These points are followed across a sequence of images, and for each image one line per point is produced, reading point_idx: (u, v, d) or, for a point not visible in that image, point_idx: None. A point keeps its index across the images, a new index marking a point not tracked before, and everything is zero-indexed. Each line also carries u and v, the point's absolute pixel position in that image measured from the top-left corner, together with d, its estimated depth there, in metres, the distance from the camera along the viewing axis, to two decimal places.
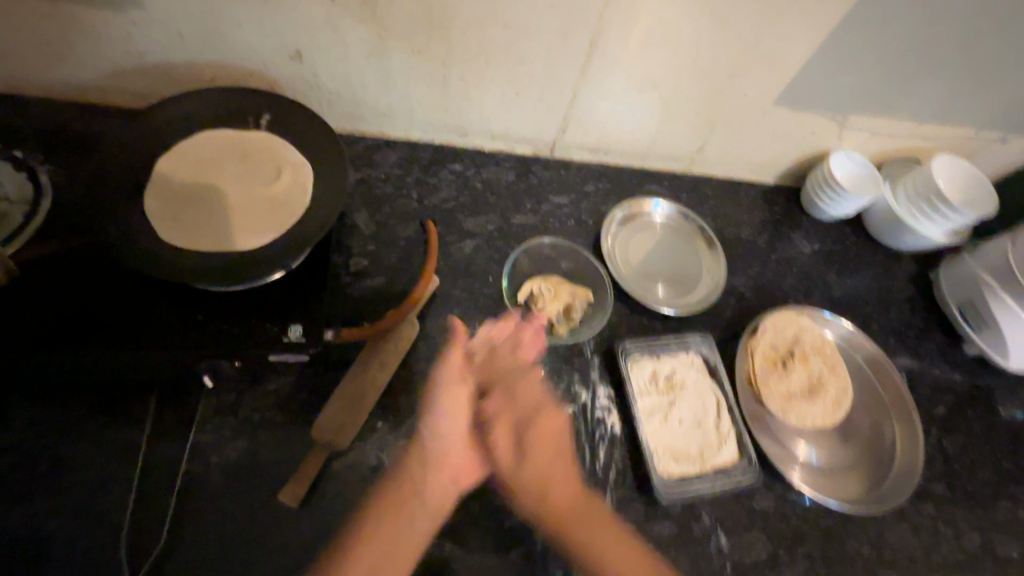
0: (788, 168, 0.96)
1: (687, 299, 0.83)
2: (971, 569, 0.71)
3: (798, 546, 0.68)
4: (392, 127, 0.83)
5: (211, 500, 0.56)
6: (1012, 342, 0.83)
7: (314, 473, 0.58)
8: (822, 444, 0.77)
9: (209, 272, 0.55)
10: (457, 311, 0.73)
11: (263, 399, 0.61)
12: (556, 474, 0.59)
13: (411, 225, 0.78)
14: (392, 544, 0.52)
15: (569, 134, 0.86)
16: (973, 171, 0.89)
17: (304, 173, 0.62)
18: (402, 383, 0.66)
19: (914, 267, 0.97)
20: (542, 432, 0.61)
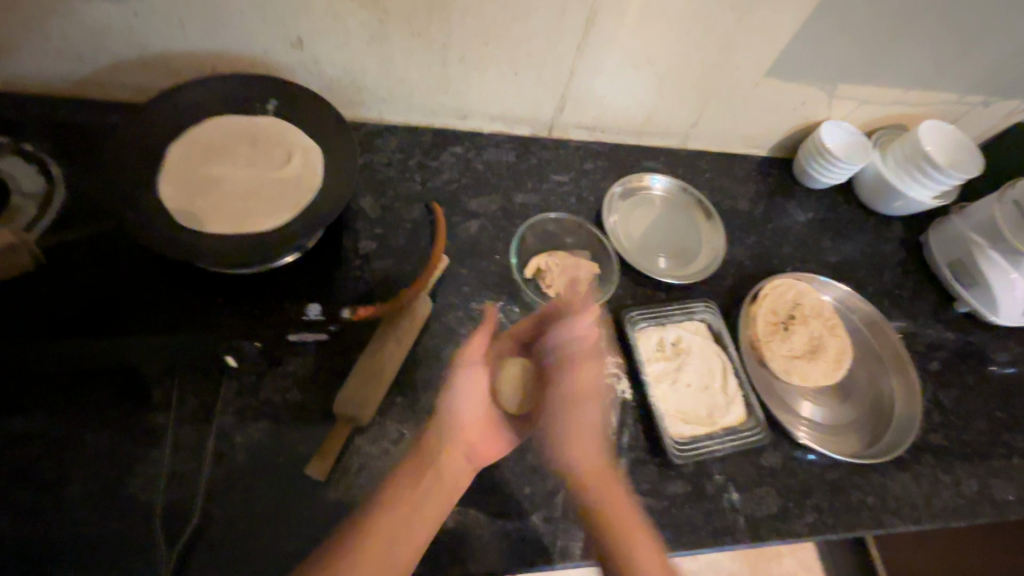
0: (780, 139, 0.98)
1: (688, 269, 0.85)
2: (970, 513, 0.75)
3: (807, 499, 0.70)
4: (392, 112, 0.84)
5: (239, 479, 0.57)
6: (1000, 298, 0.87)
7: (338, 448, 0.59)
8: (824, 402, 0.80)
9: (227, 253, 0.56)
10: (466, 289, 0.75)
11: (283, 380, 0.63)
12: (592, 456, 0.59)
13: (417, 207, 0.80)
14: (394, 536, 0.51)
15: (567, 113, 0.87)
16: (961, 137, 0.92)
17: (314, 157, 0.63)
18: (418, 360, 0.68)
19: (905, 231, 1.00)
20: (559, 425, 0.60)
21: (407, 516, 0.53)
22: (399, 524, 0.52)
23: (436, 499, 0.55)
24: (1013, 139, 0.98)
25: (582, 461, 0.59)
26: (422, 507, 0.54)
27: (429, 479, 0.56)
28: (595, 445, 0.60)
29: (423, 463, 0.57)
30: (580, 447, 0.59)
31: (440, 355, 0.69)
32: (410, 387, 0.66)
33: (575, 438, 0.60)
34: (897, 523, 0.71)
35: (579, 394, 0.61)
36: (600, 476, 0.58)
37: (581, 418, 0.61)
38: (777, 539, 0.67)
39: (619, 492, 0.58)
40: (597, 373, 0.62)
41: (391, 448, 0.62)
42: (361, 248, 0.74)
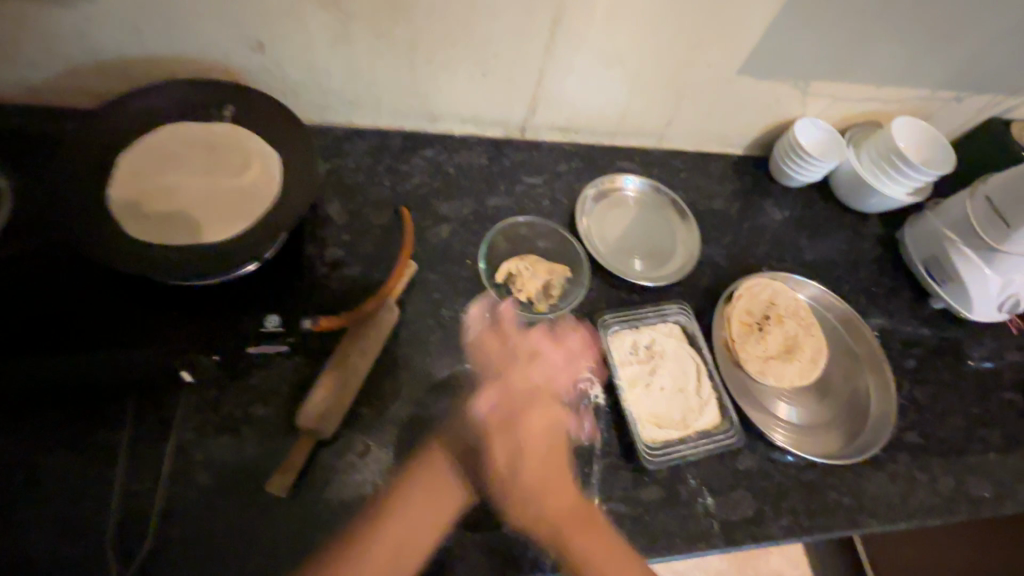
0: (756, 137, 0.97)
1: (664, 271, 0.84)
2: (946, 511, 0.74)
3: (782, 501, 0.70)
4: (361, 115, 0.82)
5: (198, 497, 0.55)
6: (973, 295, 0.87)
7: (301, 463, 0.58)
8: (800, 402, 0.79)
9: (180, 265, 0.55)
10: (436, 295, 0.74)
11: (245, 393, 0.61)
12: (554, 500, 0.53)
13: (385, 212, 0.78)
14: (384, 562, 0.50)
15: (539, 114, 0.86)
16: (932, 133, 0.92)
17: (274, 164, 0.61)
18: (386, 370, 0.66)
19: (882, 227, 1.00)
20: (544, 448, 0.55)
21: (399, 543, 0.51)
22: (396, 538, 0.51)
23: (413, 533, 0.52)
24: (986, 135, 0.98)
25: (550, 505, 0.53)
26: (407, 534, 0.51)
27: (404, 512, 0.52)
28: (561, 481, 0.54)
29: (409, 487, 0.53)
30: (541, 489, 0.53)
31: (409, 363, 0.68)
32: (378, 397, 0.65)
33: (546, 472, 0.54)
34: (873, 523, 0.71)
35: (530, 431, 0.55)
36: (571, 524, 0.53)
37: (539, 457, 0.54)
38: (753, 543, 0.66)
39: (585, 531, 0.53)
40: (554, 411, 0.57)
41: (358, 460, 0.61)
42: (328, 254, 0.72)
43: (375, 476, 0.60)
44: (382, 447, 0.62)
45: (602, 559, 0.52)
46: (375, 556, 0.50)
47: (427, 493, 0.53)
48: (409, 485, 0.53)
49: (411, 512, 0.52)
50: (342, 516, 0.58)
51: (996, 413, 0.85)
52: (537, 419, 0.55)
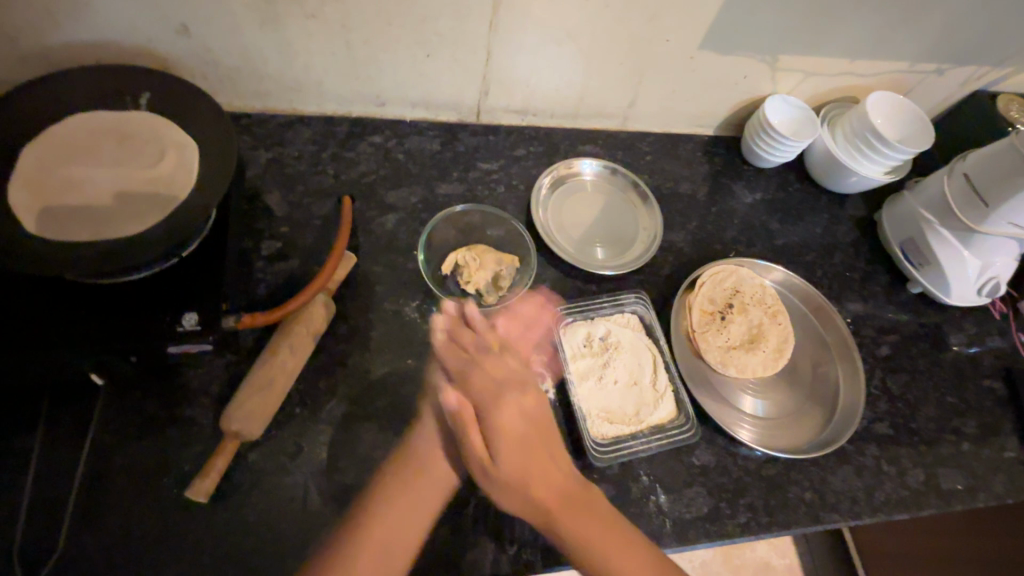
0: (726, 117, 0.93)
1: (624, 258, 0.80)
2: (914, 505, 0.71)
3: (740, 498, 0.67)
4: (303, 101, 0.78)
5: (117, 499, 0.54)
6: (951, 278, 0.83)
7: (223, 467, 0.55)
8: (766, 393, 0.76)
9: (81, 259, 0.51)
10: (379, 288, 0.71)
11: (169, 394, 0.59)
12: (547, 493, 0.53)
13: (328, 202, 0.76)
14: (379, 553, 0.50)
15: (492, 96, 0.82)
16: (910, 106, 0.87)
17: (190, 149, 0.59)
18: (321, 368, 0.64)
19: (859, 208, 0.95)
20: (506, 435, 0.54)
21: (387, 532, 0.51)
22: (387, 537, 0.51)
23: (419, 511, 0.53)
24: (969, 109, 0.93)
25: (544, 497, 0.53)
26: (412, 518, 0.53)
27: (417, 492, 0.54)
28: (548, 469, 0.54)
29: (402, 482, 0.55)
30: (522, 485, 0.53)
31: (347, 360, 0.65)
32: (312, 396, 0.62)
33: (532, 467, 0.54)
34: (835, 519, 0.68)
35: (508, 433, 0.54)
36: (559, 512, 0.53)
37: (516, 447, 0.54)
38: (705, 542, 0.64)
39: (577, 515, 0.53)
40: (531, 398, 0.58)
41: (289, 462, 0.59)
42: (264, 249, 0.71)
43: (307, 478, 0.58)
44: (315, 448, 0.60)
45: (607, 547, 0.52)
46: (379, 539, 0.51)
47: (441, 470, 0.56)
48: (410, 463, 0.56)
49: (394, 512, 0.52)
50: (269, 520, 0.56)
51: (972, 401, 0.81)
52: (507, 412, 0.55)
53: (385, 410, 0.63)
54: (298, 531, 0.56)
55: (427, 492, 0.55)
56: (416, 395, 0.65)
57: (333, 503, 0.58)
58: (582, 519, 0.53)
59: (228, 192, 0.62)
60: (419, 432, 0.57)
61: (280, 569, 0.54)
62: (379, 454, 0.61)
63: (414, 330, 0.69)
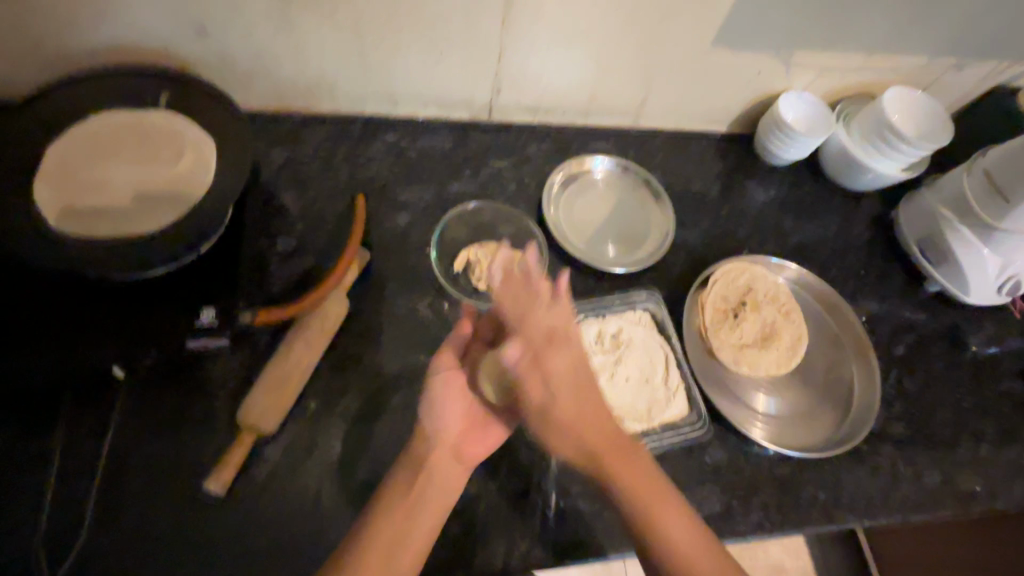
0: (739, 114, 0.92)
1: (636, 256, 0.80)
2: (931, 507, 0.70)
3: (753, 497, 0.66)
4: (318, 101, 0.79)
5: (138, 490, 0.55)
6: (970, 277, 0.81)
7: (240, 460, 0.56)
8: (779, 392, 0.76)
9: (104, 256, 0.52)
10: (392, 286, 0.71)
11: (188, 389, 0.60)
12: (597, 431, 0.54)
13: (342, 201, 0.77)
14: (388, 550, 0.49)
15: (504, 95, 0.82)
16: (928, 102, 0.85)
17: (212, 149, 0.60)
18: (335, 364, 0.65)
19: (875, 206, 0.94)
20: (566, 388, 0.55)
21: (400, 523, 0.51)
22: (395, 534, 0.50)
23: (433, 504, 0.53)
24: (989, 105, 0.91)
25: (592, 439, 0.54)
26: (421, 515, 0.52)
27: (427, 483, 0.54)
28: (595, 417, 0.55)
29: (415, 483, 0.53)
30: (574, 427, 0.54)
31: (360, 357, 0.66)
32: (326, 391, 0.63)
33: (580, 417, 0.54)
34: (849, 519, 0.68)
35: (557, 378, 0.54)
36: (611, 449, 0.54)
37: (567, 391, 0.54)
38: (718, 541, 0.63)
39: (629, 461, 0.54)
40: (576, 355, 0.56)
41: (303, 456, 0.60)
42: (279, 247, 0.72)
43: (321, 473, 0.59)
44: (329, 443, 0.61)
45: (660, 508, 0.53)
46: (391, 531, 0.50)
47: (455, 468, 0.56)
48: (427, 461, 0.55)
49: (401, 513, 0.51)
50: (284, 514, 0.57)
51: (991, 402, 0.80)
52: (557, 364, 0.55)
53: (398, 406, 0.64)
54: (312, 524, 0.57)
55: (437, 492, 0.54)
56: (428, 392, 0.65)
57: (346, 497, 0.58)
58: (638, 469, 0.54)
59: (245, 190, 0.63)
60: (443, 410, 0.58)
61: (295, 562, 0.55)
62: (391, 449, 0.61)
63: (426, 327, 0.69)
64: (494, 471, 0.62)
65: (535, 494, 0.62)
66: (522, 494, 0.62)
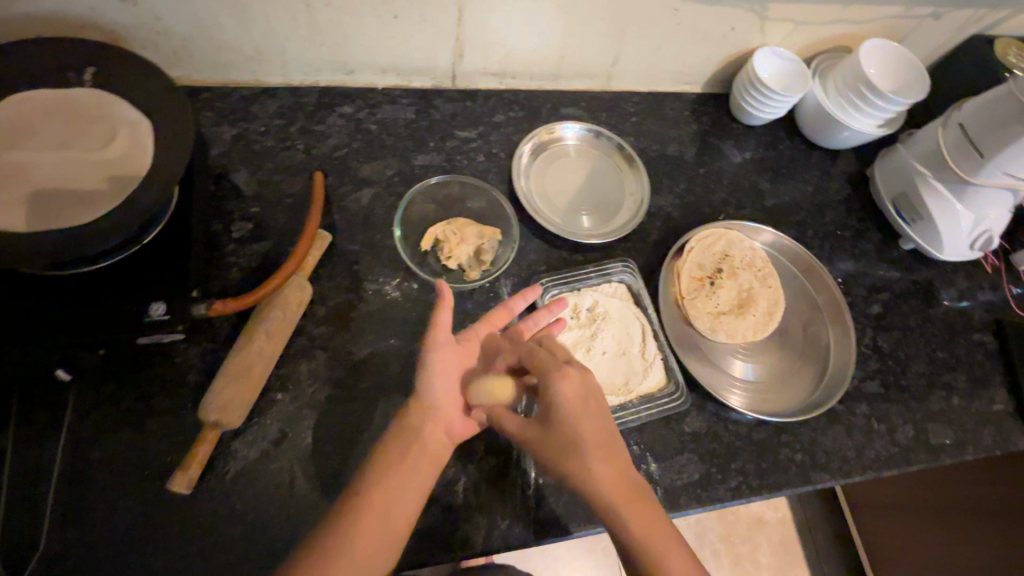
0: (714, 72, 0.89)
1: (611, 225, 0.78)
2: (903, 461, 0.72)
3: (731, 462, 0.67)
4: (267, 72, 0.74)
5: (99, 493, 0.53)
6: (944, 233, 0.81)
7: (206, 456, 0.53)
8: (756, 357, 0.76)
9: (32, 250, 0.48)
10: (356, 267, 0.68)
11: (145, 386, 0.57)
12: (606, 476, 0.51)
13: (299, 178, 0.72)
14: (387, 518, 0.49)
15: (467, 59, 0.78)
16: (904, 54, 0.83)
17: (139, 128, 0.54)
18: (300, 352, 0.62)
19: (851, 164, 0.93)
20: (581, 422, 0.51)
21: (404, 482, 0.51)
22: (389, 499, 0.50)
23: (422, 469, 0.53)
24: (964, 55, 0.90)
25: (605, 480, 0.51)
26: (411, 479, 0.52)
27: (417, 444, 0.54)
28: (605, 442, 0.52)
29: (404, 449, 0.53)
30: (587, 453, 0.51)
31: (327, 342, 0.63)
32: (292, 381, 0.61)
33: (592, 445, 0.51)
34: (825, 479, 0.69)
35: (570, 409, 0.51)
36: (617, 490, 0.51)
37: (578, 419, 0.51)
38: (697, 507, 0.64)
39: (632, 497, 0.51)
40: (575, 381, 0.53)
41: (272, 448, 0.58)
42: (234, 232, 0.68)
43: (292, 464, 0.57)
44: (298, 433, 0.59)
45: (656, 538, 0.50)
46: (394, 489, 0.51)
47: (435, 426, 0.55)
48: (420, 428, 0.54)
49: (396, 469, 0.52)
50: (255, 508, 0.55)
51: (962, 356, 0.81)
52: (564, 388, 0.52)
53: (369, 392, 0.62)
54: (287, 517, 0.55)
55: (427, 458, 0.53)
56: (400, 375, 0.64)
57: (320, 488, 0.57)
58: (644, 510, 0.51)
59: (189, 169, 0.59)
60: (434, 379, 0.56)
61: (269, 555, 0.54)
62: (363, 436, 0.60)
63: (396, 309, 0.67)
64: (472, 453, 0.61)
65: (515, 473, 0.61)
66: (502, 473, 0.61)
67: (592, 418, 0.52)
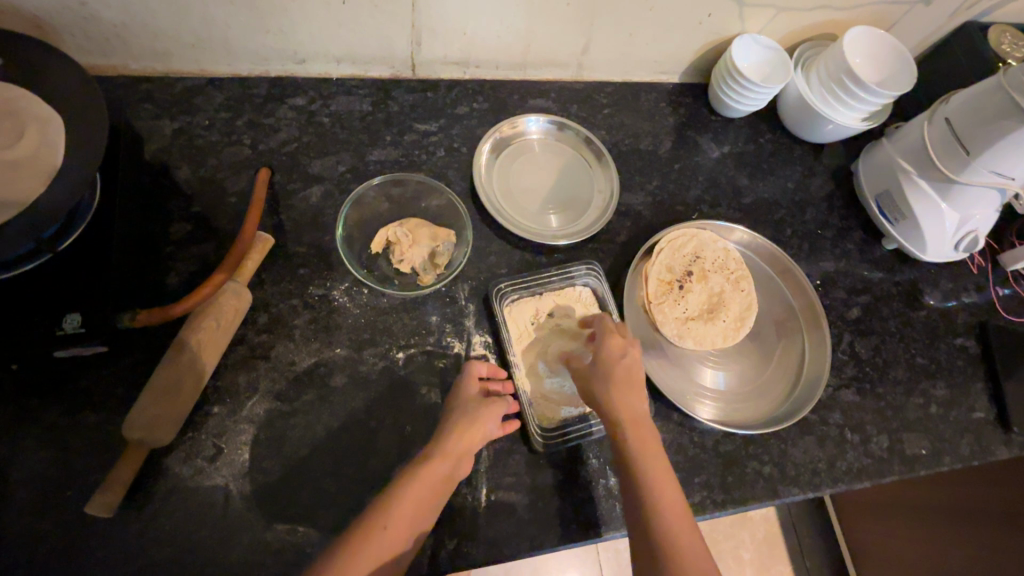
0: (691, 62, 0.84)
1: (579, 225, 0.74)
2: (876, 473, 0.69)
3: (695, 476, 0.64)
4: (211, 61, 0.70)
5: (16, 516, 0.50)
6: (927, 234, 0.77)
7: (129, 477, 0.50)
8: (726, 365, 0.73)
9: None
10: (303, 271, 0.64)
11: (69, 400, 0.54)
12: (636, 425, 0.56)
13: (244, 175, 0.68)
14: (395, 544, 0.49)
15: (426, 47, 0.73)
16: (891, 42, 0.78)
17: (41, 140, 0.49)
18: (239, 362, 0.59)
19: (835, 158, 0.88)
20: (626, 389, 0.57)
21: (416, 515, 0.51)
22: (410, 517, 0.50)
23: (436, 492, 0.52)
24: (957, 43, 0.85)
25: (636, 437, 0.55)
26: (427, 502, 0.51)
27: (437, 467, 0.53)
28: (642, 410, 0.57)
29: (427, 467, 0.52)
30: (628, 412, 0.56)
31: (269, 352, 0.60)
32: (230, 393, 0.58)
33: (634, 408, 0.56)
34: (794, 492, 0.66)
35: (619, 371, 0.58)
36: (645, 450, 0.54)
37: (625, 381, 0.58)
38: None
39: (651, 444, 0.55)
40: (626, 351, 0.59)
41: (207, 465, 0.55)
42: (174, 232, 0.64)
43: (227, 482, 0.54)
44: (235, 449, 0.56)
45: (666, 488, 0.53)
46: (404, 522, 0.50)
47: (458, 452, 0.54)
48: (443, 450, 0.54)
49: (418, 490, 0.51)
50: (186, 529, 0.52)
51: (943, 362, 0.78)
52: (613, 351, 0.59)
53: (312, 404, 0.59)
54: (218, 539, 0.52)
55: (440, 482, 0.53)
56: (347, 387, 0.60)
57: (257, 507, 0.54)
58: (662, 475, 0.54)
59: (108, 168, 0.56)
60: (468, 409, 0.57)
61: None
62: (305, 452, 0.57)
63: (344, 315, 0.63)
64: None
65: (466, 490, 0.58)
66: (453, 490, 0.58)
67: (639, 393, 0.58)
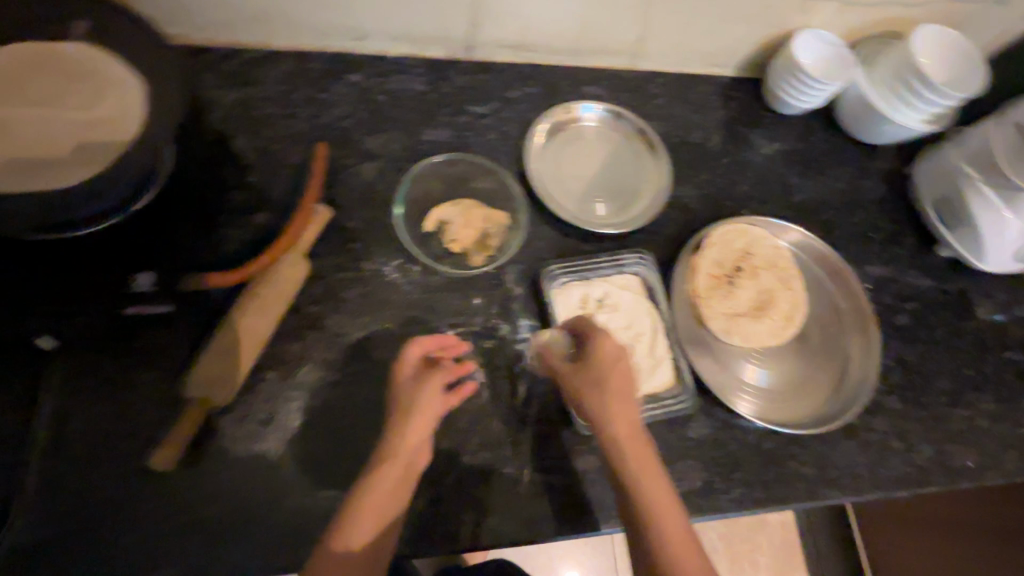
0: (749, 55, 0.83)
1: (627, 214, 0.74)
2: (918, 482, 0.68)
3: (735, 472, 0.64)
4: (273, 34, 0.70)
5: (79, 465, 0.52)
6: (986, 242, 0.75)
7: (189, 434, 0.53)
8: (770, 363, 0.72)
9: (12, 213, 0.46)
10: (355, 245, 0.65)
11: (132, 357, 0.56)
12: (624, 430, 0.54)
13: (300, 149, 0.69)
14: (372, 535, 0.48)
15: (484, 28, 0.73)
16: (960, 42, 0.76)
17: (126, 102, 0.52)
18: (292, 330, 0.60)
19: (890, 160, 0.86)
20: (614, 394, 0.55)
21: (384, 509, 0.49)
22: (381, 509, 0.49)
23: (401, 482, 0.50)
24: None
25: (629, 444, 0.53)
26: (395, 492, 0.50)
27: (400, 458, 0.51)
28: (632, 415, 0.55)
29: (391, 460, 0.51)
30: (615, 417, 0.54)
31: (320, 323, 0.61)
32: (283, 360, 0.59)
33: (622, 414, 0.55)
34: (832, 495, 0.65)
35: (609, 374, 0.56)
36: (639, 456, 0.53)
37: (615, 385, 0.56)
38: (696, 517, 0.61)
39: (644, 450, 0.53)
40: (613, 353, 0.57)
41: (258, 429, 0.56)
42: (232, 201, 0.65)
43: (277, 446, 0.56)
44: (286, 415, 0.57)
45: (662, 494, 0.51)
46: (376, 515, 0.49)
47: (413, 442, 0.52)
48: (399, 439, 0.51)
49: (390, 482, 0.50)
50: (238, 488, 0.54)
51: (993, 375, 0.76)
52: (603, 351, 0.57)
53: (361, 376, 0.60)
54: (268, 501, 0.54)
55: (405, 473, 0.51)
56: (395, 361, 0.61)
57: (305, 472, 0.55)
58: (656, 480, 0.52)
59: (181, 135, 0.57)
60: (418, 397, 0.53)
61: (248, 537, 0.52)
62: (352, 422, 0.58)
63: (394, 291, 0.64)
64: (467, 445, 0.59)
65: (506, 470, 0.59)
66: (493, 468, 0.59)
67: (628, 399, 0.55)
